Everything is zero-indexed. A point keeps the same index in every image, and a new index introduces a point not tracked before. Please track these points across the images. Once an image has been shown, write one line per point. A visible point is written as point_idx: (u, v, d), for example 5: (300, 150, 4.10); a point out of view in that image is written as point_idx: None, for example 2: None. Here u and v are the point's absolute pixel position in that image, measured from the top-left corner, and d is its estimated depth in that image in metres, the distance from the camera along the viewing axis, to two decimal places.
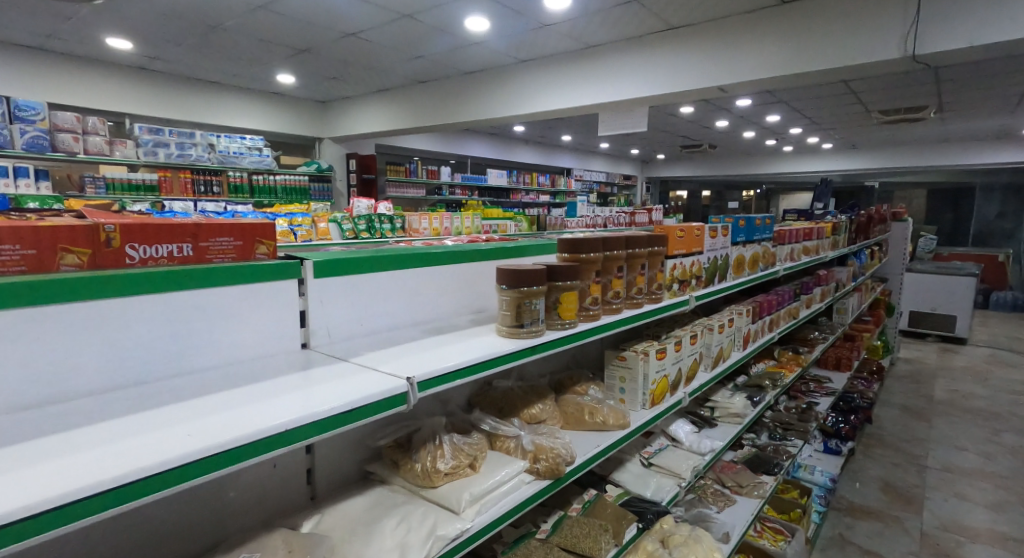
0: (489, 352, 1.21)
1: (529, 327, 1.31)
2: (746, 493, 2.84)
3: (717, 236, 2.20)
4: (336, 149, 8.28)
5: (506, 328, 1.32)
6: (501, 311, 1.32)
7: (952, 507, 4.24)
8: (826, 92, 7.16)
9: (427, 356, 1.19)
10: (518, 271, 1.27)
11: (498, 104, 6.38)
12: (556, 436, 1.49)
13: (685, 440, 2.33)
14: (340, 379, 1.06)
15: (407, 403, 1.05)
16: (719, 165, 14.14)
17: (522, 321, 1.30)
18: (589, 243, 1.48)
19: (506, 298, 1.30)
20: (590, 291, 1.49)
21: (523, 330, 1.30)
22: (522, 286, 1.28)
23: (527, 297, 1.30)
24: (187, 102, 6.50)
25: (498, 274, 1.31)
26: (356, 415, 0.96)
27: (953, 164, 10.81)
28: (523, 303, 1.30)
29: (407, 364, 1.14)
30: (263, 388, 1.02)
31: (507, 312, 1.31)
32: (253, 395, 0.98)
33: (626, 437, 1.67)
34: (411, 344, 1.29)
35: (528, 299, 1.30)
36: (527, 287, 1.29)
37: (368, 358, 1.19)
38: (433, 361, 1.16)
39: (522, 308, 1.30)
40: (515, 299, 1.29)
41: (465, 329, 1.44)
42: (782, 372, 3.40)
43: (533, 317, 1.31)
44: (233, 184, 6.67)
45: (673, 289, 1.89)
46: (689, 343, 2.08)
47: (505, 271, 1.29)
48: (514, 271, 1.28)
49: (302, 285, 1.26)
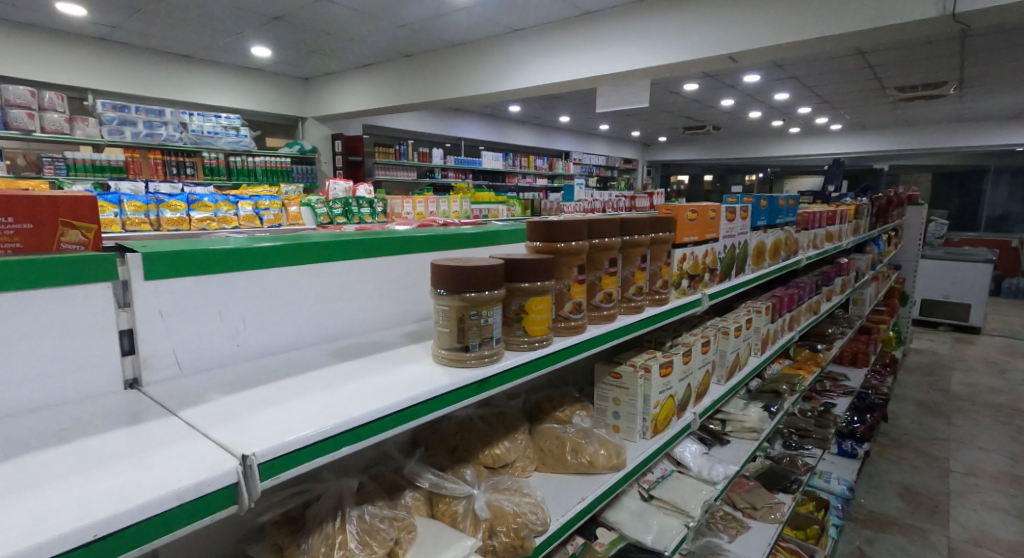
0: (413, 394, 0.79)
1: (479, 350, 0.90)
2: (761, 517, 2.46)
3: (735, 219, 1.79)
4: (320, 130, 7.71)
5: (444, 353, 0.91)
6: (437, 326, 0.91)
7: (979, 517, 3.88)
8: (841, 66, 6.67)
9: (312, 402, 0.75)
10: (460, 270, 0.86)
11: (488, 79, 5.92)
12: (524, 490, 1.10)
13: (693, 465, 1.96)
14: (149, 453, 0.62)
15: (247, 499, 0.60)
16: (722, 148, 13.62)
17: (467, 343, 0.89)
18: (569, 228, 1.07)
19: (443, 309, 0.89)
20: (571, 295, 1.08)
21: (469, 356, 0.89)
22: (466, 292, 0.87)
23: (475, 308, 0.89)
24: (155, 77, 5.93)
25: (432, 272, 0.90)
26: (184, 517, 0.54)
27: (968, 145, 10.34)
28: (467, 316, 0.88)
29: (273, 419, 0.69)
30: (48, 461, 0.61)
31: (445, 329, 0.90)
32: (8, 480, 0.56)
33: (619, 483, 1.28)
34: (300, 379, 0.87)
35: (477, 310, 0.89)
36: (474, 293, 0.88)
37: (225, 403, 0.76)
38: (322, 410, 0.72)
39: (466, 323, 0.88)
40: (457, 310, 0.88)
41: (394, 351, 1.02)
42: (801, 374, 3.00)
43: (485, 337, 0.90)
44: (208, 165, 6.10)
45: (681, 286, 1.49)
46: (700, 352, 1.68)
47: (442, 269, 0.88)
48: (453, 269, 0.87)
49: (125, 291, 0.82)
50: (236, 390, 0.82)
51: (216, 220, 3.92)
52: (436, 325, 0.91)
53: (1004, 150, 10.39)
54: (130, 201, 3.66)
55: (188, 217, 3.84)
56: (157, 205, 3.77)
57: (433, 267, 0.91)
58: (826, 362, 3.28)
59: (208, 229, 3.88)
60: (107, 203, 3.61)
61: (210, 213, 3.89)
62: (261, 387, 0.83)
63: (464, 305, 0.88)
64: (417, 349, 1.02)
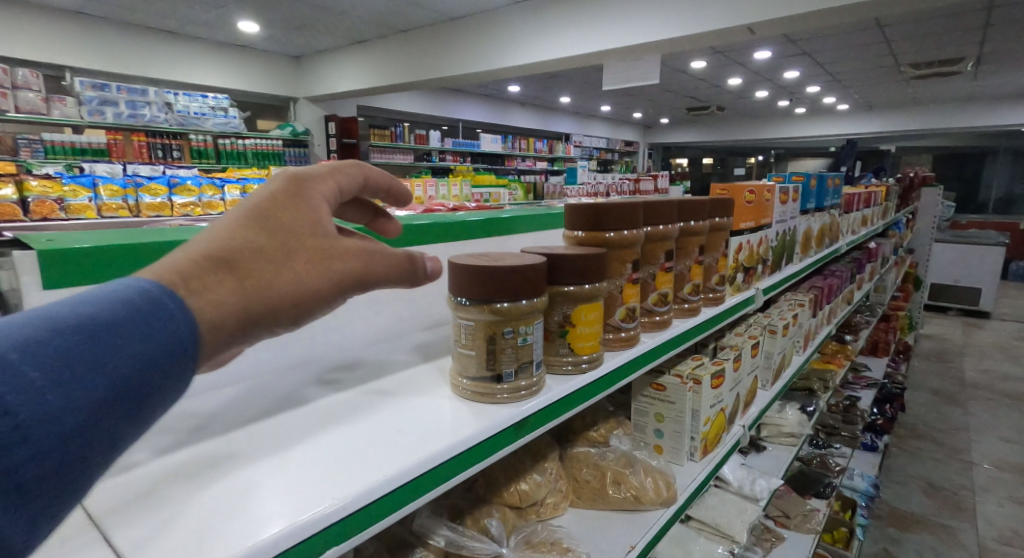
0: (429, 457, 0.59)
1: (517, 380, 0.69)
2: (795, 527, 2.24)
3: (787, 202, 1.60)
4: (313, 111, 7.34)
5: (472, 381, 0.70)
6: (461, 348, 0.70)
7: (1008, 516, 3.52)
8: (857, 41, 6.36)
9: (292, 476, 0.55)
10: (494, 273, 0.65)
11: (488, 55, 5.60)
12: (566, 545, 0.88)
13: (733, 479, 1.74)
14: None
15: None
16: (725, 129, 13.26)
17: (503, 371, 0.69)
18: (620, 214, 0.86)
19: (470, 324, 0.67)
20: (624, 298, 0.87)
21: (505, 386, 0.69)
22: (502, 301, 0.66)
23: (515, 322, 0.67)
24: (138, 55, 5.56)
25: (453, 275, 0.69)
26: None
27: (979, 125, 10.05)
28: (498, 336, 0.67)
29: (242, 509, 0.50)
30: None
31: (471, 352, 0.69)
32: None
33: (670, 521, 1.08)
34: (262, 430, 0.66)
35: (516, 326, 0.68)
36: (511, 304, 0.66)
37: (148, 478, 0.55)
38: (311, 485, 0.53)
39: (496, 345, 0.67)
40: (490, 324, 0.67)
41: (397, 380, 0.80)
42: (832, 368, 2.79)
43: (523, 361, 0.69)
44: (196, 148, 5.73)
45: (737, 281, 1.28)
46: (749, 356, 1.47)
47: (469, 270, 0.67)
48: (480, 269, 0.66)
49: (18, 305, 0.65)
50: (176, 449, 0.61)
51: (201, 205, 3.63)
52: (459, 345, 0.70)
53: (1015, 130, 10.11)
54: (105, 184, 3.43)
55: (170, 202, 3.56)
56: (135, 190, 3.52)
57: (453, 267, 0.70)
58: (855, 355, 3.08)
59: (191, 215, 3.59)
60: (80, 187, 3.36)
61: (193, 198, 3.59)
62: (206, 443, 0.62)
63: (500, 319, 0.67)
64: (405, 372, 0.82)
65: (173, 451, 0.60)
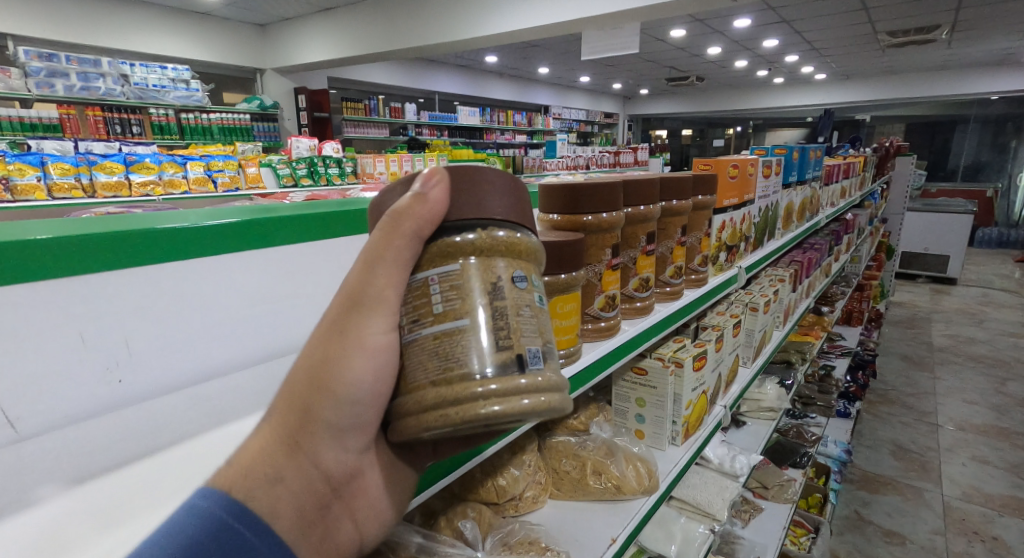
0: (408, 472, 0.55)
1: (542, 372, 0.48)
2: (772, 497, 2.26)
3: (770, 175, 1.56)
4: (281, 83, 6.98)
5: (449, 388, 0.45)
6: (422, 328, 0.47)
7: (970, 473, 3.56)
8: (837, 8, 6.26)
9: None
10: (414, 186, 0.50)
11: (462, 24, 5.40)
12: (544, 544, 0.84)
13: (713, 457, 1.74)
14: None
15: None
16: (704, 101, 13.11)
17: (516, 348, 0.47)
18: (600, 195, 0.80)
19: (435, 276, 0.48)
20: (603, 286, 0.83)
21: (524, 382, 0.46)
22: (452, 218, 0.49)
23: (492, 249, 0.50)
24: (87, 22, 5.15)
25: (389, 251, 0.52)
26: None
27: (953, 93, 10.11)
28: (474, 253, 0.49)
29: None
30: None
31: (453, 325, 0.46)
32: None
33: (652, 509, 1.05)
34: (210, 461, 0.56)
35: (504, 270, 0.49)
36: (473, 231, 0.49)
37: (53, 526, 0.45)
38: None
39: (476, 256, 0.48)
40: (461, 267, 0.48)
41: None
42: (810, 340, 2.80)
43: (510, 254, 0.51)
44: (157, 123, 5.46)
45: (719, 260, 1.25)
46: (731, 336, 1.44)
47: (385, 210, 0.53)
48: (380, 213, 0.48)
49: None
50: (93, 479, 0.50)
51: (162, 184, 3.55)
52: (420, 323, 0.47)
53: (987, 99, 10.22)
54: (54, 162, 3.21)
55: (127, 180, 3.43)
56: (88, 167, 3.34)
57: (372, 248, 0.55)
58: (832, 327, 3.12)
59: (152, 194, 3.47)
60: (26, 165, 3.12)
61: (154, 175, 3.49)
62: (130, 472, 0.52)
63: (465, 244, 0.49)
64: None
65: (88, 481, 0.49)
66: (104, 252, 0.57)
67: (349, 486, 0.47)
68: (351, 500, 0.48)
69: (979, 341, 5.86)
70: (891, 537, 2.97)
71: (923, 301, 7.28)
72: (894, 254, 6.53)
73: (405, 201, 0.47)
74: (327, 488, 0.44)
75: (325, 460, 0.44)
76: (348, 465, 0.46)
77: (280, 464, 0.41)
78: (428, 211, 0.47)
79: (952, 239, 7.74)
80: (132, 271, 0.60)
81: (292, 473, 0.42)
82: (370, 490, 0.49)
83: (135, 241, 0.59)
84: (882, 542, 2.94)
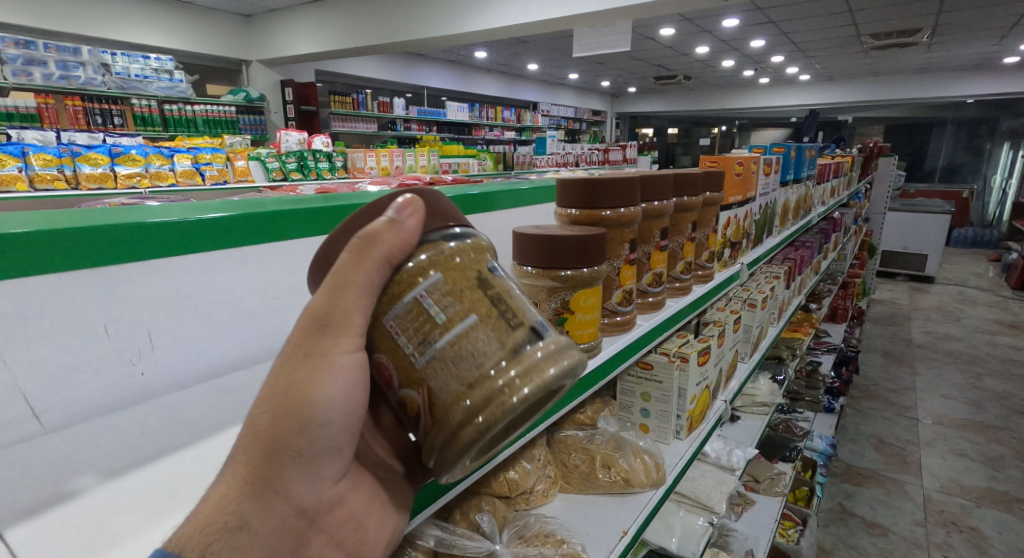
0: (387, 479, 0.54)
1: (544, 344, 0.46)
2: (764, 490, 2.29)
3: (770, 173, 1.59)
4: (267, 75, 6.85)
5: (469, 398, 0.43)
6: (432, 343, 0.44)
7: (949, 466, 3.64)
8: (824, 10, 6.32)
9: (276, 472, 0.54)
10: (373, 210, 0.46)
11: (452, 19, 5.36)
12: (559, 537, 0.84)
13: (711, 451, 1.76)
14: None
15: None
16: (691, 100, 13.20)
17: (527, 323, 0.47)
18: (618, 190, 0.81)
19: (422, 288, 0.44)
20: (621, 280, 0.85)
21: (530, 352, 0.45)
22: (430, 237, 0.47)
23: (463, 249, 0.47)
24: (66, 8, 4.97)
25: None
26: None
27: (932, 96, 10.31)
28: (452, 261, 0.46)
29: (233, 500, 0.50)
30: None
31: (463, 325, 0.44)
32: None
33: (661, 502, 1.06)
34: None
35: (484, 258, 0.48)
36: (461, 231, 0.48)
37: (94, 516, 0.48)
38: None
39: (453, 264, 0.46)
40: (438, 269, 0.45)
41: None
42: (799, 337, 2.85)
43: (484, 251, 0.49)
44: (139, 114, 5.31)
45: (724, 256, 1.28)
46: (732, 332, 1.46)
47: None
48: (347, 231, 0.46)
49: None
50: (127, 472, 0.53)
51: (148, 176, 3.48)
52: (422, 344, 0.44)
53: (964, 101, 10.44)
54: (36, 153, 3.14)
55: (113, 172, 3.37)
56: (72, 159, 3.28)
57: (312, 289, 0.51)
58: (819, 324, 3.17)
59: (138, 185, 3.41)
60: (7, 155, 3.05)
61: (140, 168, 3.43)
62: (165, 462, 0.54)
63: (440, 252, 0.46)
64: None
65: (123, 474, 0.52)
66: (125, 243, 0.56)
67: (333, 515, 0.43)
68: (338, 528, 0.44)
69: (957, 337, 6.01)
70: (874, 529, 3.04)
71: (903, 298, 7.44)
72: (875, 252, 6.63)
73: (377, 226, 0.43)
74: (303, 523, 0.41)
75: (298, 494, 0.41)
76: (324, 494, 0.43)
77: (242, 508, 0.39)
78: (405, 239, 0.44)
79: (930, 238, 7.90)
80: (145, 262, 0.58)
81: (260, 514, 0.39)
82: (357, 520, 0.46)
83: (150, 231, 0.57)
84: (865, 533, 3.00)
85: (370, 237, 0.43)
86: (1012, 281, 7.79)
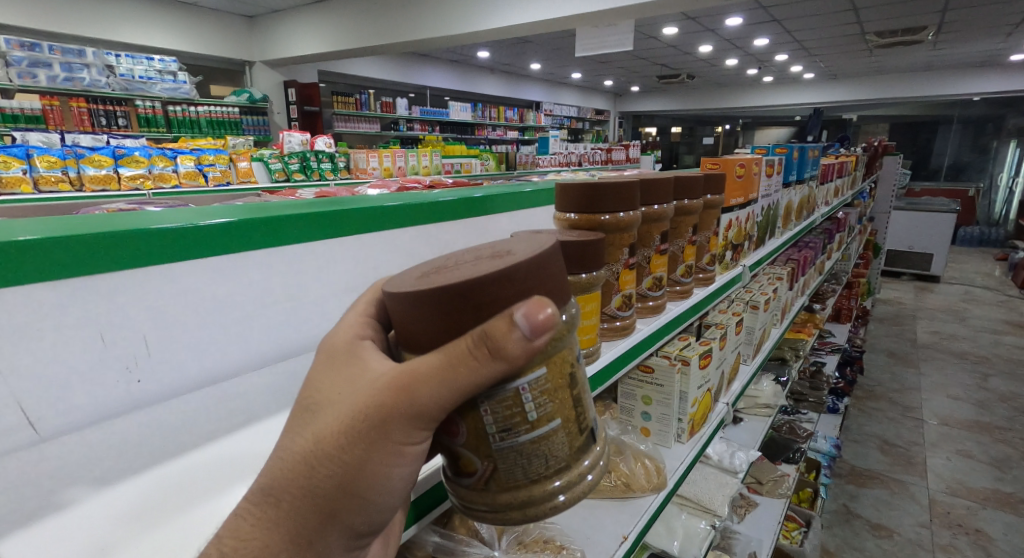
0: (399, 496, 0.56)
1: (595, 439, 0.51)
2: (767, 492, 2.28)
3: (772, 174, 1.58)
4: (270, 76, 6.85)
5: (530, 491, 0.46)
6: (516, 436, 0.44)
7: (954, 466, 3.62)
8: (829, 8, 6.29)
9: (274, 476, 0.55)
10: (491, 291, 0.41)
11: (454, 19, 5.36)
12: (559, 543, 0.84)
13: (713, 454, 1.75)
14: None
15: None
16: (695, 99, 13.15)
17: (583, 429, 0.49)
18: (618, 194, 0.80)
19: (520, 385, 0.43)
20: (620, 285, 0.85)
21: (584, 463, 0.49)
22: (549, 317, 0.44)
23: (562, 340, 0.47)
24: (70, 10, 4.98)
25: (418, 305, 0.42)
26: None
27: (938, 94, 10.25)
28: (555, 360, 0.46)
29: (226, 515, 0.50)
30: None
31: (546, 429, 0.45)
32: None
33: (663, 506, 1.05)
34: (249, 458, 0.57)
35: (575, 353, 0.48)
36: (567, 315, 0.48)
37: (92, 524, 0.48)
38: None
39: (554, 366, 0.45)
40: (542, 372, 0.44)
41: None
42: (803, 337, 2.83)
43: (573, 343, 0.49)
44: (143, 116, 5.33)
45: (725, 259, 1.28)
46: (734, 334, 1.46)
47: (429, 281, 0.44)
48: (456, 300, 0.41)
49: None
50: (120, 482, 0.52)
51: (152, 177, 3.49)
52: (497, 432, 0.44)
53: (969, 99, 10.37)
54: (41, 155, 3.16)
55: (116, 174, 3.38)
56: (76, 161, 3.29)
57: (386, 296, 0.46)
58: (824, 324, 3.16)
59: (141, 187, 3.41)
60: (11, 158, 3.07)
61: (143, 169, 3.42)
62: (160, 471, 0.54)
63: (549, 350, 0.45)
64: None
65: (116, 484, 0.52)
66: (123, 249, 0.55)
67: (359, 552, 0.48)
68: None
69: (963, 337, 5.97)
70: (878, 530, 3.02)
71: (908, 298, 7.40)
72: (880, 252, 6.58)
73: (500, 324, 0.39)
74: None
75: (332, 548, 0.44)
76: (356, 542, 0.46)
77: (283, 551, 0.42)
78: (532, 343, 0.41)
79: (936, 237, 7.85)
80: (142, 267, 0.58)
81: None
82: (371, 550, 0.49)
83: (152, 238, 0.57)
84: (870, 535, 2.99)
85: (496, 343, 0.39)
86: (1018, 280, 7.75)
